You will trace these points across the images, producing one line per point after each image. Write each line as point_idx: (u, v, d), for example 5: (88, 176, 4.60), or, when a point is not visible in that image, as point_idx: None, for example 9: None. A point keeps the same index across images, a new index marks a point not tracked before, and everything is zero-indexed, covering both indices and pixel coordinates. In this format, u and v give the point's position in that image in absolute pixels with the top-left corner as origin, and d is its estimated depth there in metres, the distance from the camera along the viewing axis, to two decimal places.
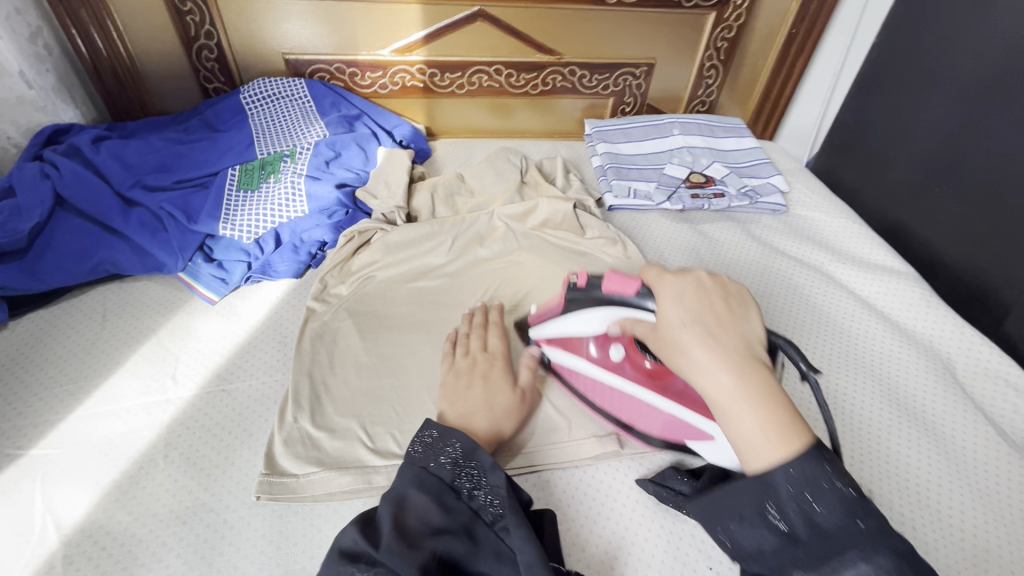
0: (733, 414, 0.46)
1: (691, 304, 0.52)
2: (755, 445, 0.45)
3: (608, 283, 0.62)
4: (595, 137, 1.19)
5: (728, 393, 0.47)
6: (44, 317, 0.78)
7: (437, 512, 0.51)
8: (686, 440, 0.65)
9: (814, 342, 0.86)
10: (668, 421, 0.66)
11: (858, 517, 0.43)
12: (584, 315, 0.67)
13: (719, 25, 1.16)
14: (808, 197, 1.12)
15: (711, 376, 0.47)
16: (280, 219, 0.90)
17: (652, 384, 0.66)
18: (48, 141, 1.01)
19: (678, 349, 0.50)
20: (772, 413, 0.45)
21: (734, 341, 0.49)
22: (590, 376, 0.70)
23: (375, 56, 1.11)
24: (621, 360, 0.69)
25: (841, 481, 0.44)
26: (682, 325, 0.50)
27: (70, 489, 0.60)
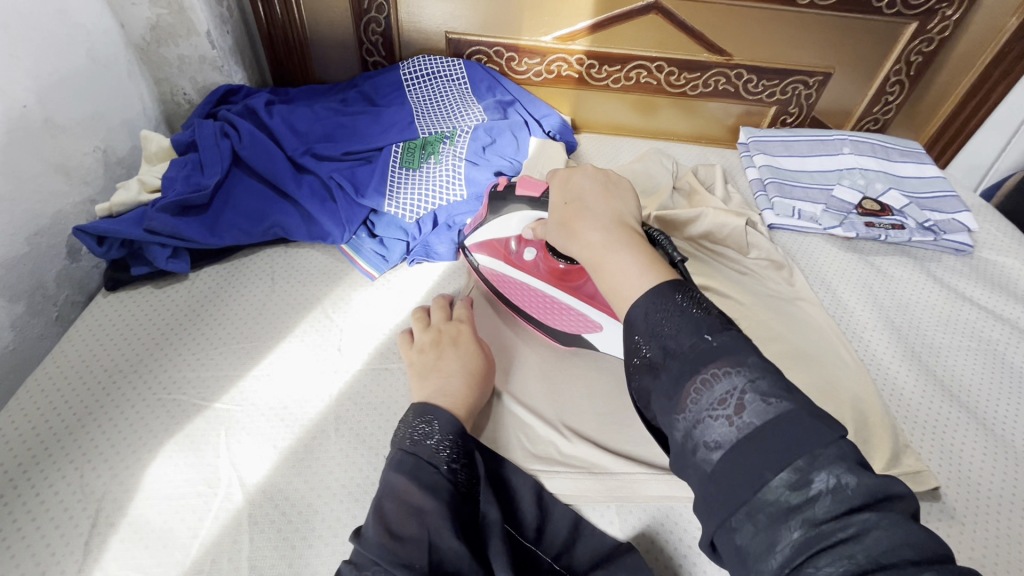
0: (607, 260, 0.51)
1: (574, 188, 0.59)
2: (616, 280, 0.50)
3: (523, 184, 0.70)
4: (752, 146, 1.11)
5: (598, 246, 0.53)
6: (220, 272, 0.81)
7: (422, 495, 0.48)
8: (580, 334, 0.73)
9: (1016, 410, 0.76)
10: (571, 318, 0.73)
11: (706, 335, 0.43)
12: (501, 215, 0.73)
13: (918, 37, 1.04)
14: (998, 239, 1.00)
15: (584, 239, 0.54)
16: (439, 202, 0.88)
17: (558, 282, 0.74)
18: (221, 100, 1.05)
19: (563, 225, 0.57)
20: (640, 257, 0.50)
21: (605, 211, 0.56)
22: (505, 273, 0.76)
23: (537, 42, 1.08)
24: (534, 260, 0.74)
25: (685, 301, 0.45)
26: (563, 204, 0.58)
27: (252, 448, 0.62)
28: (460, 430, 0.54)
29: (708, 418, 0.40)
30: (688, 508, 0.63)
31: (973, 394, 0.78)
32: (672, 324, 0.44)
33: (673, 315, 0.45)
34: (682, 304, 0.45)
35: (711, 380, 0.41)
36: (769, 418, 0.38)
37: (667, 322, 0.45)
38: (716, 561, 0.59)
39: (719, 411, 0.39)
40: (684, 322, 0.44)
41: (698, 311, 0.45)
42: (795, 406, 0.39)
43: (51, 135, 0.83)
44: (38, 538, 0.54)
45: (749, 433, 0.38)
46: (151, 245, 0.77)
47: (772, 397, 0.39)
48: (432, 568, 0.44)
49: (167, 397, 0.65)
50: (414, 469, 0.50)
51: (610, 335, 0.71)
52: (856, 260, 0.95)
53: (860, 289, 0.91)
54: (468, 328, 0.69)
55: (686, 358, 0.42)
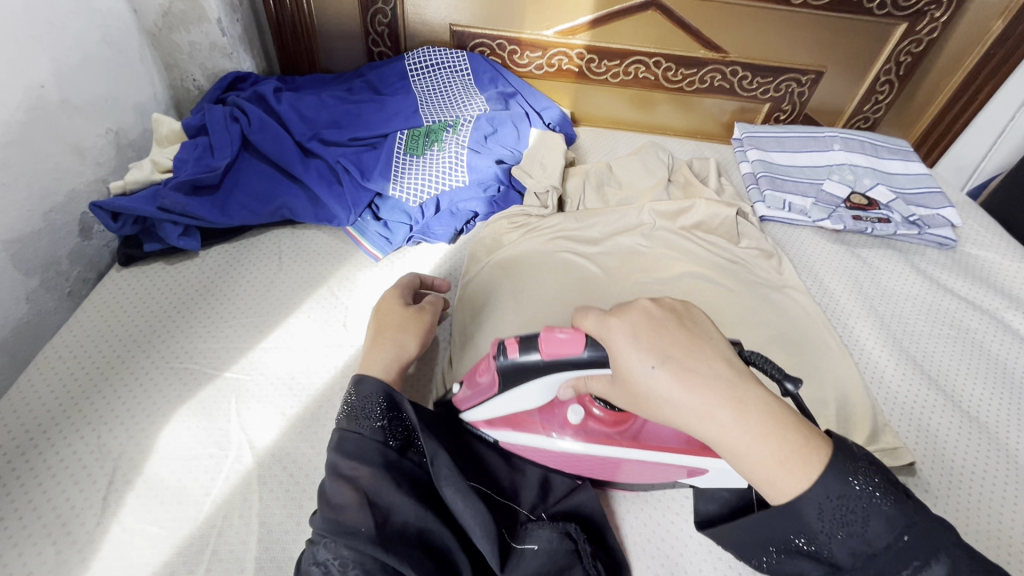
0: (745, 447, 0.44)
1: (656, 342, 0.46)
2: (771, 476, 0.44)
3: (547, 347, 0.52)
4: (746, 141, 1.14)
5: (728, 424, 0.44)
6: (229, 252, 0.84)
7: (348, 462, 0.52)
8: (672, 479, 0.62)
9: (992, 395, 0.80)
10: (651, 469, 0.61)
11: (903, 532, 0.42)
12: (522, 386, 0.56)
13: (907, 38, 1.08)
14: (980, 235, 1.04)
15: (705, 416, 0.44)
16: (442, 187, 0.91)
17: (615, 435, 0.61)
18: (229, 87, 1.08)
19: (662, 398, 0.45)
20: (783, 445, 0.43)
21: (712, 371, 0.45)
22: (547, 451, 0.62)
23: (539, 36, 1.11)
24: (582, 421, 0.61)
25: (858, 480, 0.43)
26: (648, 370, 0.45)
27: (262, 414, 0.65)
28: (384, 390, 0.57)
29: None
30: (675, 478, 0.67)
31: (951, 379, 0.82)
32: (849, 525, 0.42)
33: (849, 510, 0.43)
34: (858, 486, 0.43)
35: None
36: None
37: (841, 522, 0.43)
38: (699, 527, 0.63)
39: None
40: (870, 521, 0.42)
41: (870, 490, 0.43)
42: (981, 574, 0.41)
43: (67, 115, 0.86)
44: (59, 493, 0.56)
45: None
46: (164, 223, 0.80)
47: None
48: (377, 526, 0.48)
49: (180, 365, 0.68)
50: (341, 441, 0.54)
51: (716, 475, 0.58)
52: (843, 251, 0.98)
53: (847, 279, 0.94)
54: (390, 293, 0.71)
55: (862, 557, 0.42)
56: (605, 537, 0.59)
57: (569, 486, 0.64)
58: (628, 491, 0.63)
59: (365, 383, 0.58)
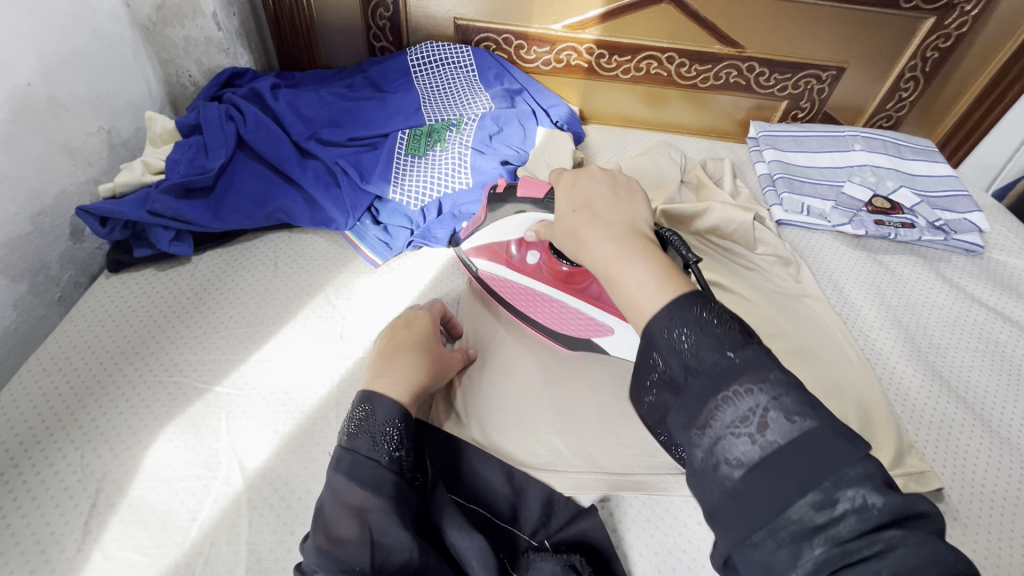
0: (617, 277, 0.47)
1: (583, 190, 0.54)
2: (635, 297, 0.46)
3: (525, 185, 0.68)
4: (762, 141, 1.10)
5: (608, 258, 0.49)
6: (223, 256, 0.81)
7: (359, 490, 0.48)
8: (588, 338, 0.69)
9: (1023, 413, 0.76)
10: (575, 320, 0.69)
11: (729, 351, 0.40)
12: (505, 219, 0.71)
13: (935, 32, 1.02)
14: (1009, 240, 0.98)
15: (593, 250, 0.50)
16: (445, 190, 0.88)
17: (563, 285, 0.70)
18: (226, 83, 1.04)
19: (570, 236, 0.53)
20: (657, 268, 0.46)
21: (616, 219, 0.51)
22: (506, 277, 0.73)
23: (546, 30, 1.06)
24: (537, 264, 0.71)
25: (704, 309, 0.42)
26: (568, 213, 0.54)
27: (253, 432, 0.62)
28: (402, 413, 0.52)
29: (729, 436, 0.38)
30: (689, 503, 0.62)
31: (979, 395, 0.77)
32: (690, 337, 0.41)
33: (694, 330, 0.41)
34: (701, 314, 0.42)
35: (731, 396, 0.39)
36: (795, 437, 0.37)
37: (686, 336, 0.42)
38: None
39: (738, 428, 0.38)
40: (694, 339, 0.41)
41: (716, 322, 0.42)
42: (819, 424, 0.37)
43: (56, 114, 0.82)
44: (38, 517, 0.54)
45: (772, 453, 0.37)
46: (155, 227, 0.77)
47: (798, 415, 0.37)
48: (375, 567, 0.46)
49: (170, 379, 0.65)
50: (354, 465, 0.49)
51: (622, 338, 0.66)
52: (864, 257, 0.94)
53: (867, 286, 0.90)
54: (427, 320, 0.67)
55: (704, 375, 0.40)
56: (611, 564, 0.56)
57: (572, 510, 0.60)
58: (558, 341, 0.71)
59: (381, 402, 0.53)
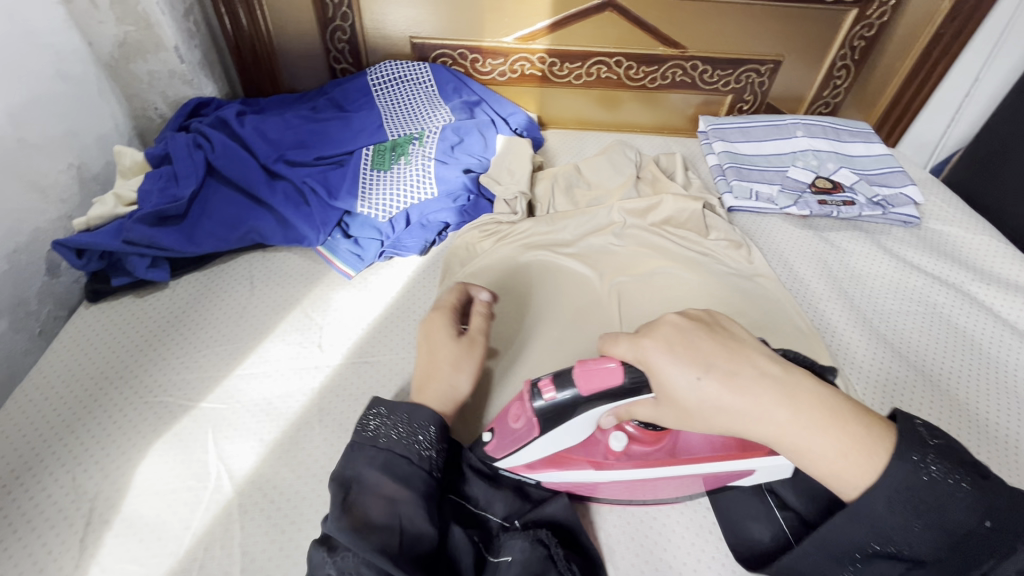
0: (805, 447, 0.46)
1: (687, 352, 0.48)
2: (839, 470, 0.45)
3: (585, 382, 0.51)
4: (711, 134, 1.16)
5: (783, 428, 0.46)
6: (198, 280, 0.84)
7: (376, 473, 0.51)
8: (727, 483, 0.60)
9: (961, 368, 0.82)
10: (708, 479, 0.60)
11: (961, 483, 0.44)
12: (558, 432, 0.55)
13: (859, 23, 1.10)
14: (943, 211, 1.06)
15: (766, 417, 0.46)
16: (411, 201, 0.92)
17: (671, 458, 0.58)
18: (192, 113, 1.07)
19: (718, 407, 0.47)
20: (843, 436, 0.45)
21: (755, 372, 0.47)
22: (591, 481, 0.60)
23: (499, 43, 1.12)
24: (622, 451, 0.58)
25: (931, 465, 0.44)
26: (695, 381, 0.47)
27: (239, 442, 0.65)
28: (434, 416, 0.56)
29: (1005, 564, 0.45)
30: None
31: (921, 354, 0.83)
32: (935, 494, 0.44)
33: (953, 475, 0.44)
34: (931, 470, 0.44)
35: (993, 525, 0.44)
36: (1010, 531, 0.44)
37: (938, 501, 0.44)
38: (684, 524, 0.63)
39: (944, 545, 0.44)
40: (926, 477, 0.44)
41: (963, 481, 0.44)
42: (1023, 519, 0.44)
43: (25, 153, 0.85)
44: (34, 540, 0.56)
45: (999, 559, 0.44)
46: (130, 256, 0.79)
47: (1000, 525, 0.44)
48: (404, 547, 0.48)
49: (155, 399, 0.68)
50: (371, 456, 0.53)
51: (766, 472, 0.58)
52: (811, 236, 1.00)
53: (816, 262, 0.96)
54: (444, 314, 0.65)
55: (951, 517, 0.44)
56: (579, 539, 0.59)
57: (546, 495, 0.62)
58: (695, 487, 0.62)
59: (418, 412, 0.56)
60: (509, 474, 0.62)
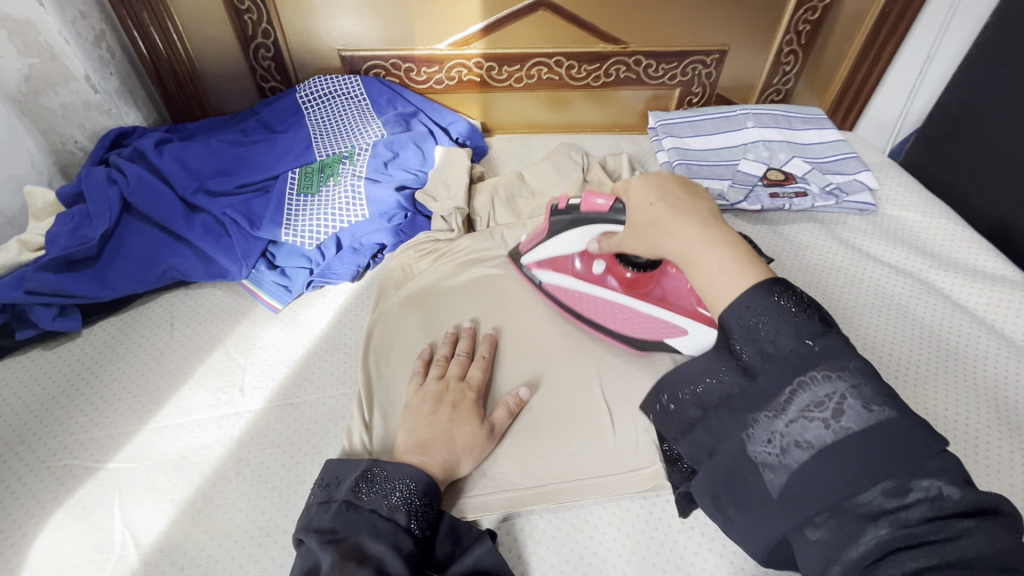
0: (700, 259, 0.49)
1: (654, 188, 0.54)
2: (717, 284, 0.48)
3: (586, 202, 0.64)
4: (660, 130, 1.12)
5: (691, 246, 0.50)
6: (116, 325, 0.79)
7: (379, 545, 0.50)
8: (662, 338, 0.71)
9: (919, 360, 0.78)
10: (649, 323, 0.71)
11: (808, 340, 0.44)
12: (567, 233, 0.69)
13: (802, 7, 1.06)
14: (900, 195, 1.02)
15: (678, 233, 0.51)
16: (341, 224, 0.87)
17: (632, 292, 0.72)
18: (113, 144, 1.01)
19: (657, 226, 0.52)
20: (735, 255, 0.48)
21: (697, 211, 0.52)
22: (574, 289, 0.75)
23: (431, 50, 1.07)
24: (603, 272, 0.74)
25: (784, 301, 0.45)
26: (648, 204, 0.53)
27: (148, 504, 0.60)
28: (432, 484, 0.55)
29: (802, 420, 0.42)
30: (598, 505, 0.63)
31: (877, 348, 0.80)
32: (773, 338, 0.45)
33: (775, 328, 0.45)
34: (781, 300, 0.45)
35: (809, 382, 0.43)
36: (867, 423, 0.40)
37: (769, 337, 0.45)
38: (625, 556, 0.59)
39: (812, 412, 0.42)
40: (783, 332, 0.45)
41: (810, 339, 0.44)
42: (898, 415, 0.40)
43: None
44: None
45: (845, 438, 0.41)
46: (35, 306, 0.74)
47: (878, 406, 0.41)
48: None
49: (58, 463, 0.63)
50: (376, 524, 0.51)
51: (696, 336, 0.68)
52: (764, 231, 0.96)
53: (769, 258, 0.92)
54: (473, 396, 0.64)
55: (780, 361, 0.44)
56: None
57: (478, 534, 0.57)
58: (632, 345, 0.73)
59: (411, 474, 0.55)
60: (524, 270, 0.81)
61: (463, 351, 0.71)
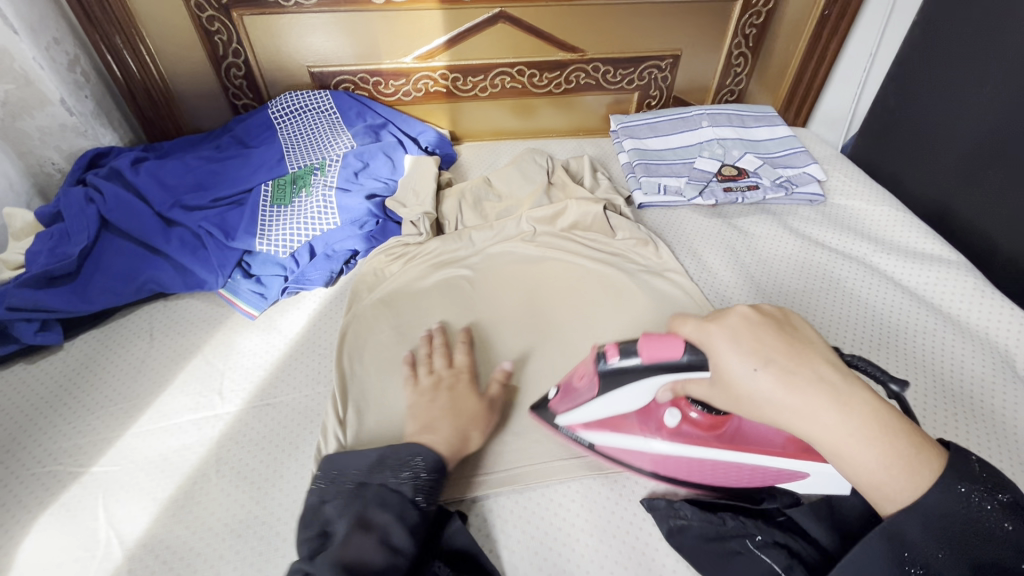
0: (853, 458, 0.44)
1: (748, 343, 0.47)
2: (886, 491, 0.43)
3: (646, 350, 0.53)
4: (621, 132, 1.17)
5: (835, 434, 0.44)
6: (96, 337, 0.82)
7: (384, 515, 0.53)
8: (768, 483, 0.61)
9: (863, 337, 0.83)
10: (747, 471, 0.61)
11: (985, 508, 0.42)
12: (620, 389, 0.58)
13: (747, 12, 1.13)
14: (847, 186, 1.08)
15: (813, 421, 0.44)
16: (314, 232, 0.91)
17: (719, 443, 0.60)
18: (91, 165, 1.03)
19: (768, 401, 0.46)
20: (895, 450, 0.43)
21: (817, 377, 0.45)
22: (633, 448, 0.64)
23: (398, 64, 1.11)
24: (678, 424, 0.62)
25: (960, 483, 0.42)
26: (752, 370, 0.46)
27: (131, 504, 0.63)
28: (443, 463, 0.58)
29: None
30: (563, 484, 0.67)
31: (824, 328, 0.84)
32: (958, 532, 0.41)
33: (963, 514, 0.41)
34: (969, 495, 0.42)
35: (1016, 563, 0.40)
36: None
37: (959, 537, 0.41)
38: (587, 529, 0.63)
39: None
40: (955, 506, 0.41)
41: (984, 503, 0.42)
42: None
43: None
44: None
45: None
46: (16, 322, 0.76)
47: None
48: None
49: (43, 470, 0.66)
50: (382, 496, 0.55)
51: (818, 479, 0.59)
52: (720, 224, 1.01)
53: (723, 249, 0.97)
54: (468, 376, 0.69)
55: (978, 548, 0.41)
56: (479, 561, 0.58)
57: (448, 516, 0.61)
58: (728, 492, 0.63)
59: (424, 453, 0.58)
60: (560, 430, 0.67)
61: (443, 340, 0.74)
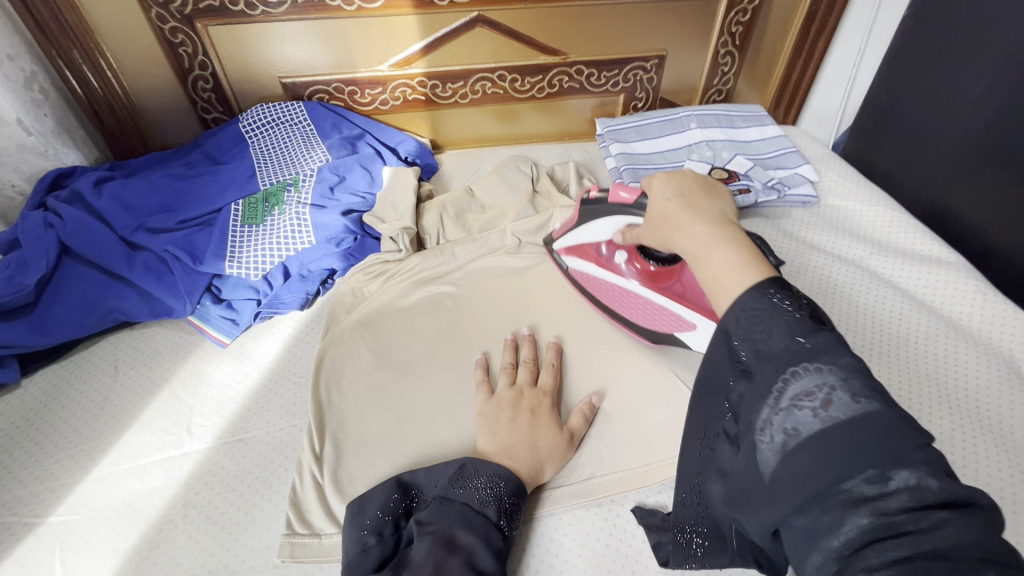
0: (708, 254, 0.45)
1: (671, 184, 0.52)
2: (720, 284, 0.43)
3: (612, 196, 0.67)
4: (607, 137, 1.13)
5: (702, 241, 0.46)
6: (57, 372, 0.77)
7: (469, 536, 0.53)
8: (672, 331, 0.73)
9: (864, 346, 0.79)
10: (661, 315, 0.73)
11: (800, 335, 0.37)
12: (594, 223, 0.73)
13: (732, 10, 1.10)
14: (842, 186, 1.05)
15: (687, 231, 0.47)
16: (288, 252, 0.86)
17: (652, 284, 0.74)
18: (53, 187, 0.97)
19: (673, 225, 0.49)
20: (745, 252, 0.43)
21: (709, 208, 0.49)
22: (596, 274, 0.79)
23: (374, 72, 1.07)
24: (625, 262, 0.76)
25: (779, 294, 0.39)
26: (667, 199, 0.51)
27: (91, 557, 0.58)
28: (522, 485, 0.57)
29: (790, 407, 0.36)
30: (554, 518, 0.62)
31: None
32: (763, 333, 0.38)
33: (768, 322, 0.38)
34: (778, 300, 0.39)
35: (799, 371, 0.36)
36: (860, 414, 0.33)
37: (759, 331, 0.39)
38: (581, 567, 0.59)
39: (804, 402, 0.35)
40: (772, 320, 0.38)
41: (798, 314, 0.38)
42: (888, 407, 0.33)
43: None
44: None
45: (836, 427, 0.33)
46: None
47: (866, 397, 0.34)
48: None
49: None
50: (468, 517, 0.54)
51: (703, 333, 0.70)
52: None
53: None
54: (549, 402, 0.67)
55: (773, 357, 0.37)
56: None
57: None
58: (645, 339, 0.76)
59: (507, 476, 0.57)
60: (556, 257, 0.85)
61: (528, 355, 0.72)
